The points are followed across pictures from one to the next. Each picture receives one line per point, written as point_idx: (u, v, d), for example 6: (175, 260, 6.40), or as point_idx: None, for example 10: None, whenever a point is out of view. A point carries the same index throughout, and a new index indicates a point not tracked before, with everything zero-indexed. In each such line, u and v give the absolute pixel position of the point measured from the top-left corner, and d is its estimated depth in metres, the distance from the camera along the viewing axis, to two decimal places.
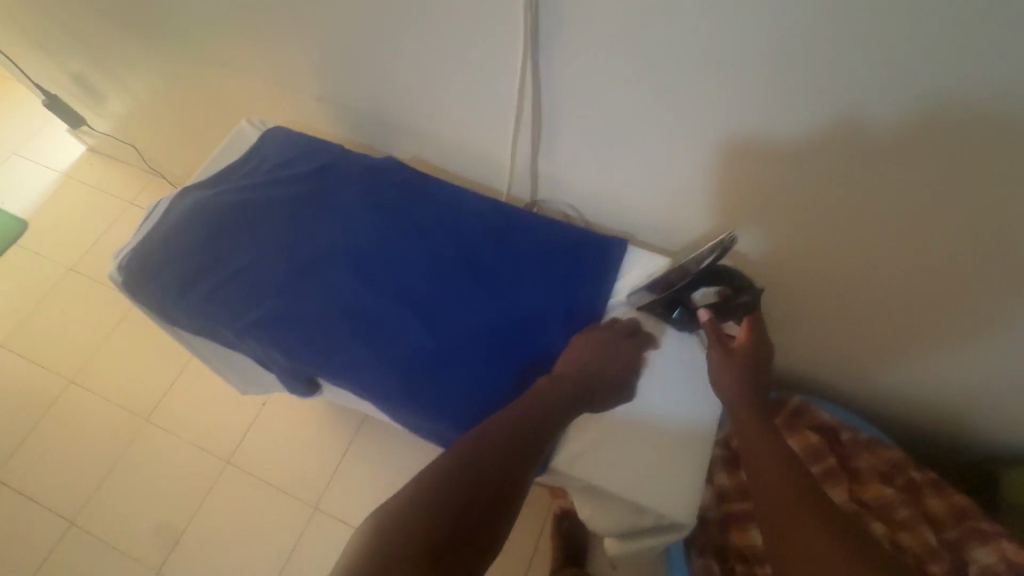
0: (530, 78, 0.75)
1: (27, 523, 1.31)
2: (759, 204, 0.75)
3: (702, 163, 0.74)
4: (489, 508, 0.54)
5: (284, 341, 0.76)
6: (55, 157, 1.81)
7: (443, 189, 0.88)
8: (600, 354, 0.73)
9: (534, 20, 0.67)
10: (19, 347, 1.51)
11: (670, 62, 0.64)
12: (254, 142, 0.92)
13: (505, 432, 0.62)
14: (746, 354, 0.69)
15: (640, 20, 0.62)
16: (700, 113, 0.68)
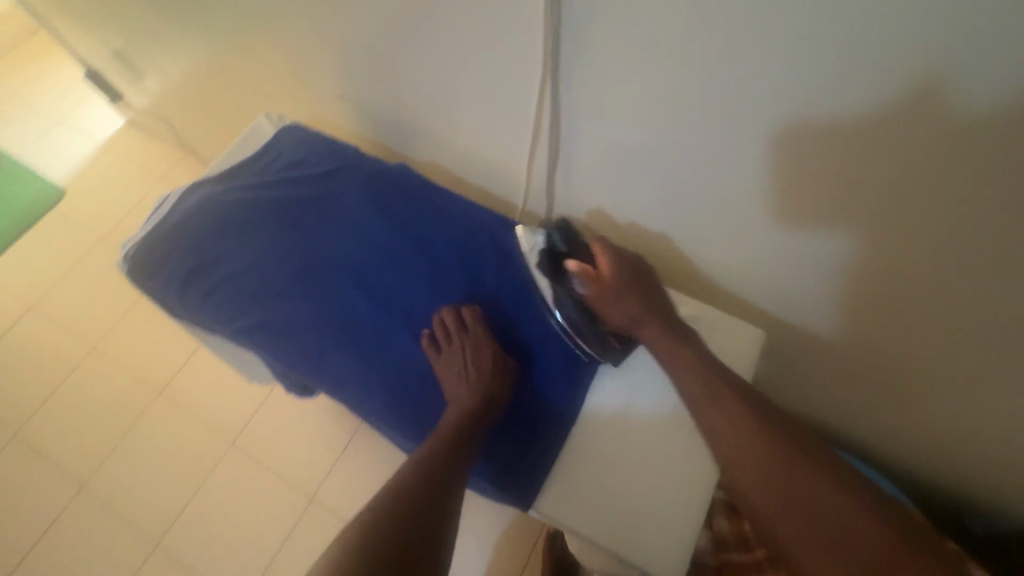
0: (549, 96, 0.73)
1: (41, 483, 1.36)
2: (778, 244, 0.72)
3: (721, 198, 0.71)
4: (427, 522, 0.58)
5: (279, 347, 0.77)
6: (96, 128, 1.85)
7: (454, 202, 0.85)
8: (472, 362, 0.70)
9: (555, 40, 0.65)
10: (47, 312, 1.56)
11: (691, 95, 0.61)
12: (269, 138, 0.91)
13: (433, 454, 0.64)
14: (628, 280, 0.72)
15: (661, 50, 0.59)
16: (721, 148, 0.65)
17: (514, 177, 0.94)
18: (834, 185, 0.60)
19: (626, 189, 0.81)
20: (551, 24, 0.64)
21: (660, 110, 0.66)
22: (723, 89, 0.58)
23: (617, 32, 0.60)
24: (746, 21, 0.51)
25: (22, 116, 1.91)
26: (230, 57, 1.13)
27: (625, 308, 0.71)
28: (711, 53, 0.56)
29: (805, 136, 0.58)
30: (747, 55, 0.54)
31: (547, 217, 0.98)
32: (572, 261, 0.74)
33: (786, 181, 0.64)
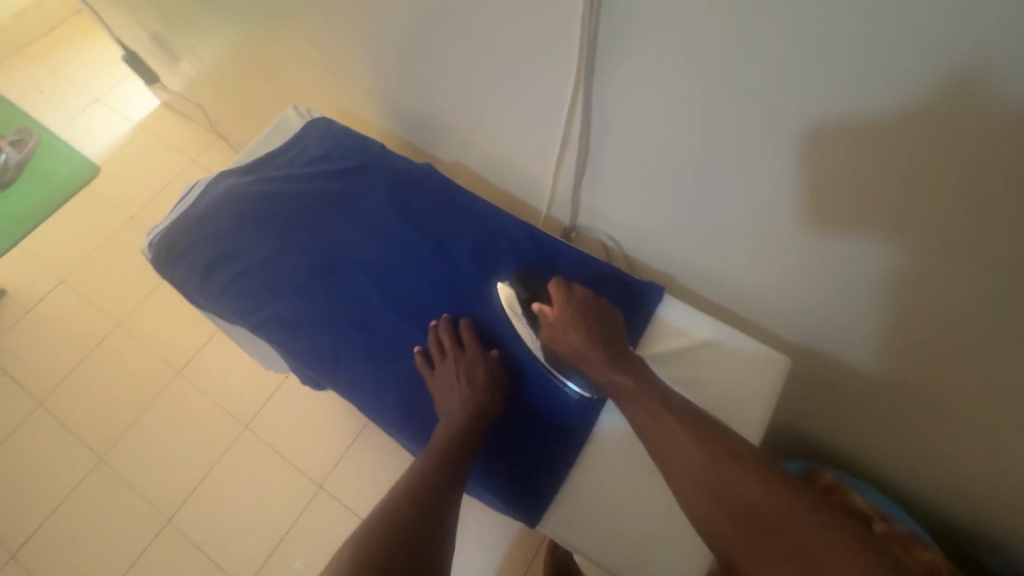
0: (581, 102, 0.73)
1: (62, 452, 1.40)
2: (810, 262, 0.70)
3: (753, 212, 0.70)
4: (425, 536, 0.59)
5: (294, 342, 0.77)
6: (131, 108, 1.89)
7: (478, 205, 0.84)
8: (466, 379, 0.70)
9: (591, 46, 0.65)
10: (76, 285, 1.60)
11: (730, 105, 0.60)
12: (297, 130, 0.91)
13: (432, 467, 0.64)
14: (577, 312, 0.69)
15: (702, 59, 0.58)
16: (756, 162, 0.64)
17: (540, 180, 0.94)
18: (870, 205, 0.59)
19: (653, 199, 0.80)
20: (588, 30, 0.63)
21: (695, 121, 0.65)
22: (764, 101, 0.57)
23: (657, 39, 0.59)
24: (794, 33, 0.50)
25: (61, 94, 1.96)
26: (263, 46, 1.13)
27: (576, 341, 0.68)
28: (755, 64, 0.55)
29: (846, 154, 0.56)
30: (793, 67, 0.53)
31: (571, 223, 0.97)
32: (534, 303, 0.73)
33: (821, 198, 0.63)
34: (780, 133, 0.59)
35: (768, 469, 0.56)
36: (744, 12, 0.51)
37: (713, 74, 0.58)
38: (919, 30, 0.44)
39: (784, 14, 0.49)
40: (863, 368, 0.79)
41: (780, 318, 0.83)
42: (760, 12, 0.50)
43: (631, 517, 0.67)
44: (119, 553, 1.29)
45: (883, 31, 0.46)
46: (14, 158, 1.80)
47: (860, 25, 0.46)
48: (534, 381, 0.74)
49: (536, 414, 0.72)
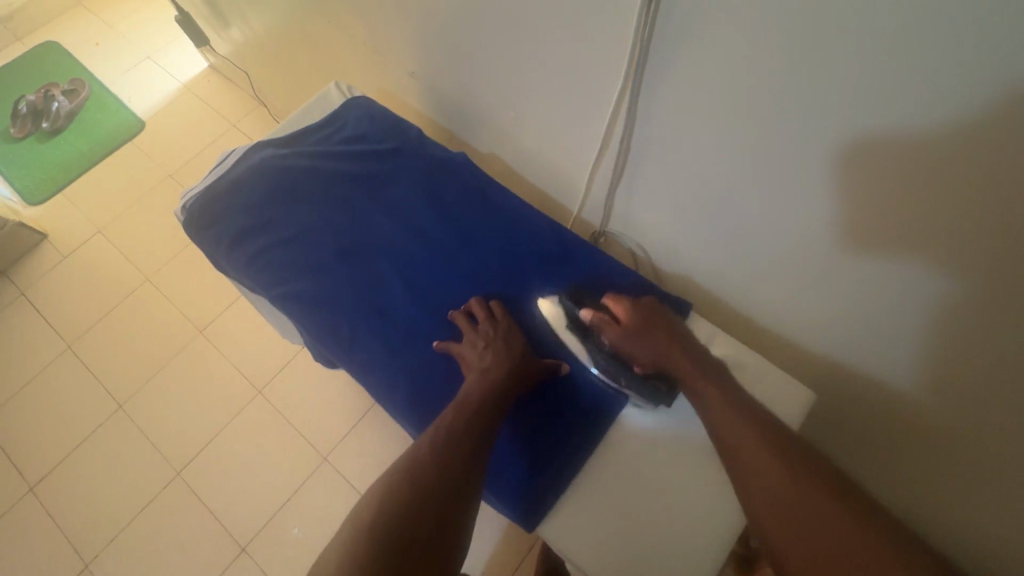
0: (627, 104, 0.71)
1: (85, 396, 1.45)
2: (849, 294, 0.67)
3: (793, 235, 0.68)
4: (444, 502, 0.58)
5: (314, 319, 0.78)
6: (179, 68, 1.93)
7: (508, 200, 0.83)
8: (500, 349, 0.70)
9: (645, 46, 0.63)
10: (113, 236, 1.65)
11: (781, 122, 0.58)
12: (337, 107, 0.91)
13: (458, 426, 0.64)
14: (643, 319, 0.70)
15: (759, 71, 0.56)
16: (802, 184, 0.62)
17: (575, 180, 0.92)
18: (918, 246, 0.56)
19: (689, 211, 0.78)
20: (644, 29, 0.61)
21: (744, 136, 0.63)
22: (819, 122, 0.55)
23: (715, 46, 0.57)
24: (862, 52, 0.48)
25: (115, 48, 2.01)
26: (312, 19, 1.13)
27: (648, 342, 0.69)
28: (814, 81, 0.52)
29: (898, 189, 0.54)
30: (855, 89, 0.50)
31: (601, 227, 0.95)
32: (585, 311, 0.73)
33: (866, 231, 0.60)
34: (831, 155, 0.57)
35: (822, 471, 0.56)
36: (809, 26, 0.49)
37: (769, 88, 0.56)
38: (999, 63, 0.41)
39: (853, 31, 0.47)
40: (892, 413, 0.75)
41: (809, 347, 0.80)
42: (827, 27, 0.48)
43: (636, 532, 0.65)
44: (129, 498, 1.33)
45: (959, 60, 0.43)
46: (66, 107, 1.85)
47: (934, 51, 0.44)
48: (548, 383, 0.73)
49: (551, 410, 0.72)
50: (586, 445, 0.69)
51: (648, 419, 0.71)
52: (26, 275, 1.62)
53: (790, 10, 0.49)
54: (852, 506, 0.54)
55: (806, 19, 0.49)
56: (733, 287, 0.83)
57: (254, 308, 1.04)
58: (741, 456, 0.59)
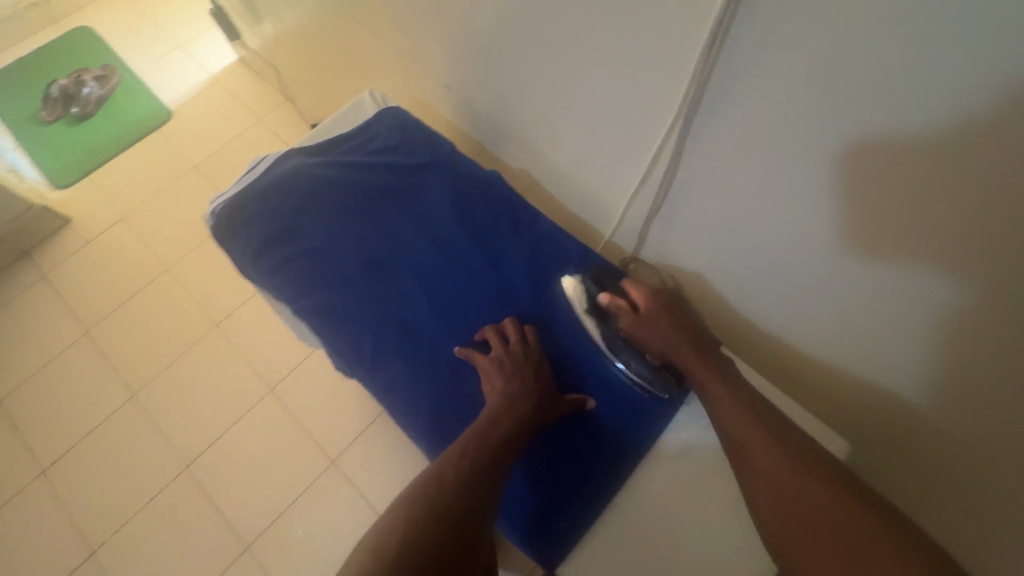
0: (675, 140, 0.70)
1: (100, 382, 1.46)
2: (892, 344, 0.65)
3: (839, 281, 0.65)
4: (463, 531, 0.57)
5: (336, 333, 0.77)
6: (209, 60, 1.93)
7: (539, 223, 0.81)
8: (526, 375, 0.68)
9: (702, 85, 0.62)
10: (135, 225, 1.66)
11: (845, 167, 0.56)
12: (369, 116, 0.90)
13: (480, 454, 0.62)
14: (661, 310, 0.71)
15: (827, 114, 0.53)
16: (859, 233, 0.59)
17: (612, 203, 0.90)
18: (978, 309, 0.54)
19: (728, 246, 0.76)
20: (705, 62, 0.59)
21: (801, 177, 0.60)
22: (887, 172, 0.52)
23: (780, 85, 0.55)
24: (945, 108, 0.45)
25: (148, 37, 2.02)
26: (348, 24, 1.13)
27: (661, 332, 0.70)
28: (887, 132, 0.50)
29: (965, 249, 0.51)
30: (931, 147, 0.48)
31: (633, 251, 0.92)
32: (603, 294, 0.73)
33: (921, 288, 0.57)
34: (893, 210, 0.54)
35: (836, 476, 0.56)
36: (889, 76, 0.47)
37: (836, 132, 0.54)
38: None
39: (937, 86, 0.44)
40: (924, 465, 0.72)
41: (841, 391, 0.77)
42: (909, 80, 0.46)
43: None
44: (136, 488, 1.34)
45: None
46: (96, 93, 1.86)
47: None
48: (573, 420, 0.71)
49: (573, 449, 0.70)
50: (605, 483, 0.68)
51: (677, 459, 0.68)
52: (48, 258, 1.63)
53: (870, 57, 0.47)
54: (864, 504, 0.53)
55: (886, 67, 0.46)
56: (769, 326, 0.81)
57: (276, 313, 1.04)
58: (750, 470, 0.60)
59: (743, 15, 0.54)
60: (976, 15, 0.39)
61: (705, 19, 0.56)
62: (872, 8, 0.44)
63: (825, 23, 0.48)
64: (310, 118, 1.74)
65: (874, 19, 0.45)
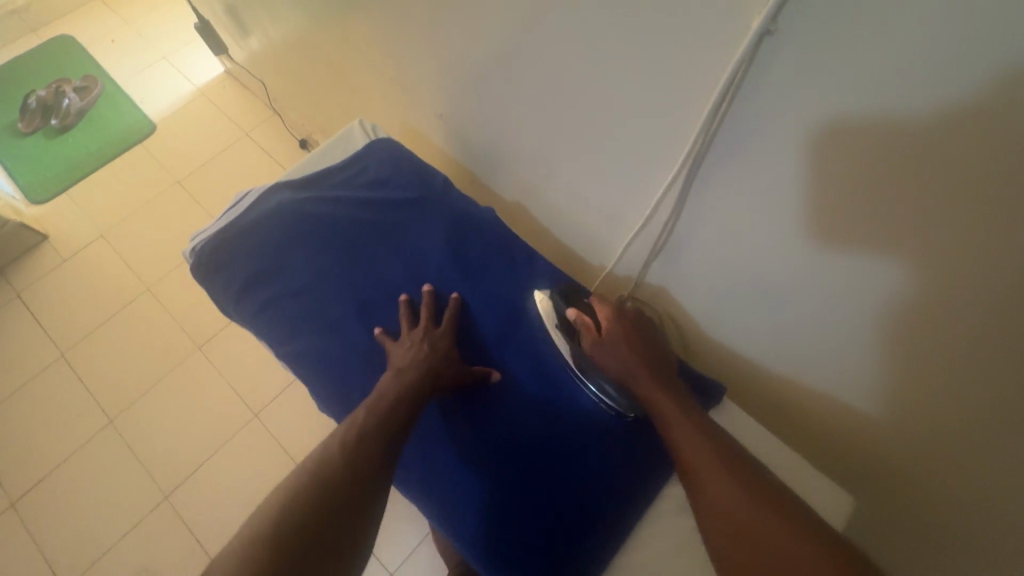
0: (678, 189, 0.69)
1: (76, 407, 1.41)
2: (892, 402, 0.64)
3: (841, 339, 0.64)
4: (345, 507, 0.56)
5: (326, 381, 0.74)
6: (194, 72, 1.89)
7: (536, 266, 0.80)
8: (425, 350, 0.71)
9: (707, 141, 0.61)
10: (115, 242, 1.61)
11: (850, 235, 0.55)
12: (359, 148, 0.88)
13: (370, 432, 0.63)
14: (623, 330, 0.70)
15: (835, 180, 0.53)
16: (861, 298, 0.59)
17: (612, 241, 0.88)
18: (983, 378, 0.53)
19: (727, 292, 0.75)
20: (713, 121, 0.59)
21: (806, 239, 0.60)
22: (892, 246, 0.52)
23: (789, 150, 0.55)
24: (952, 186, 0.45)
25: (131, 47, 1.97)
26: (337, 45, 1.11)
27: (620, 351, 0.68)
28: (892, 203, 0.50)
29: (965, 322, 0.51)
30: (937, 216, 0.47)
31: (630, 289, 0.91)
32: (571, 311, 0.74)
33: (922, 354, 0.57)
34: (898, 279, 0.54)
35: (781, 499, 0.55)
36: (902, 154, 0.46)
37: (843, 201, 0.53)
38: None
39: (950, 167, 0.44)
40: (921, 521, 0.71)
41: (837, 440, 0.76)
42: (920, 156, 0.45)
43: None
44: (112, 520, 1.28)
45: None
46: (77, 104, 1.81)
47: None
48: (570, 472, 0.69)
49: (570, 504, 0.67)
50: (523, 473, 0.69)
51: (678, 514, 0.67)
52: (23, 276, 1.57)
53: (884, 132, 0.46)
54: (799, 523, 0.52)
55: (900, 143, 0.46)
56: (766, 372, 0.80)
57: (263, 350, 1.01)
58: (693, 469, 0.59)
59: (752, 80, 0.53)
60: (993, 100, 0.39)
61: (716, 79, 0.56)
62: (889, 85, 0.44)
63: (840, 95, 0.47)
64: (298, 132, 1.70)
65: (890, 95, 0.44)
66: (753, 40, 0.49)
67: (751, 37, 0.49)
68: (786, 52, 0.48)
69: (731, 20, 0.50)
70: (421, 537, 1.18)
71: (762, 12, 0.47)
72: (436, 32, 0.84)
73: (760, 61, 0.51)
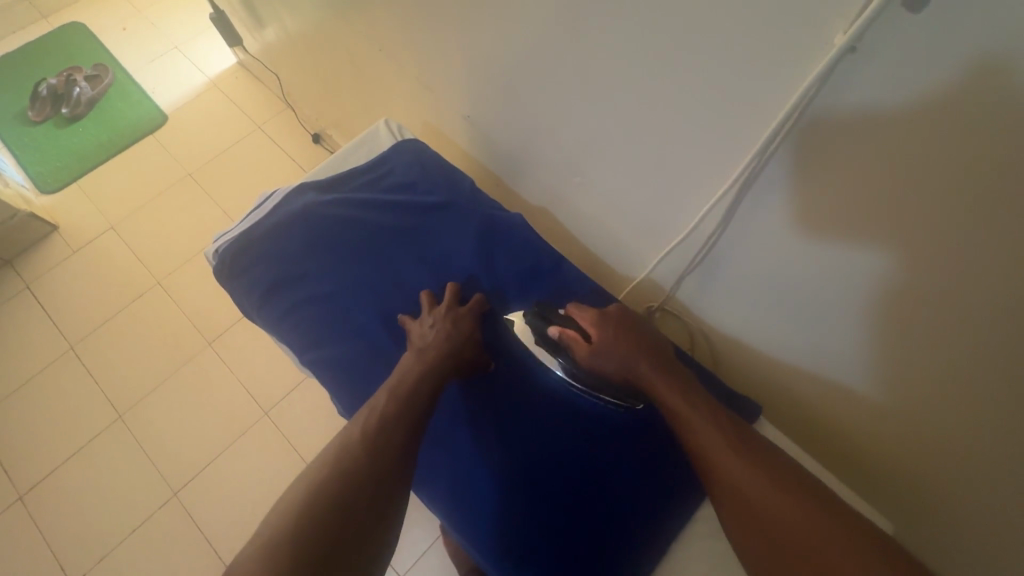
0: (725, 208, 0.66)
1: (84, 401, 1.39)
2: (946, 436, 0.61)
3: (886, 370, 0.62)
4: (374, 495, 0.55)
5: (349, 392, 0.73)
6: (207, 63, 1.87)
7: (566, 277, 0.78)
8: (446, 329, 0.69)
9: (762, 163, 0.59)
10: (126, 235, 1.59)
11: (908, 264, 0.53)
12: (385, 150, 0.87)
13: (395, 413, 0.62)
14: (619, 330, 0.68)
15: (898, 209, 0.50)
16: (915, 333, 0.56)
17: (643, 253, 0.86)
18: None
19: (762, 310, 0.73)
20: (774, 141, 0.56)
21: (857, 268, 0.58)
22: (960, 283, 0.50)
23: (854, 175, 0.52)
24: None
25: (144, 35, 1.95)
26: (358, 41, 1.08)
27: (617, 354, 0.67)
28: (962, 239, 0.47)
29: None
30: (1004, 253, 0.45)
31: (660, 301, 0.88)
32: (553, 327, 0.71)
33: (977, 387, 0.55)
34: (959, 315, 0.51)
35: (788, 477, 0.57)
36: (986, 192, 0.44)
37: (908, 233, 0.51)
38: None
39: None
40: (953, 548, 0.69)
41: (870, 463, 0.74)
42: (995, 192, 0.43)
43: None
44: (121, 516, 1.27)
45: None
46: (88, 93, 1.78)
47: None
48: (600, 485, 0.67)
49: (599, 515, 0.66)
50: (547, 468, 0.68)
51: (712, 544, 0.65)
52: (32, 267, 1.56)
53: (965, 165, 0.44)
54: (808, 500, 0.55)
55: (980, 179, 0.43)
56: (798, 393, 0.78)
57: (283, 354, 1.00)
58: (707, 462, 0.59)
59: (825, 100, 0.50)
60: None
61: (788, 94, 0.53)
62: (978, 115, 0.41)
63: (921, 125, 0.45)
64: (311, 127, 1.69)
65: (968, 129, 0.42)
66: (835, 59, 0.46)
67: (832, 55, 0.46)
68: (869, 72, 0.45)
69: (810, 32, 0.47)
70: (431, 541, 1.16)
71: (849, 28, 0.44)
72: (468, 32, 0.82)
73: (836, 81, 0.48)
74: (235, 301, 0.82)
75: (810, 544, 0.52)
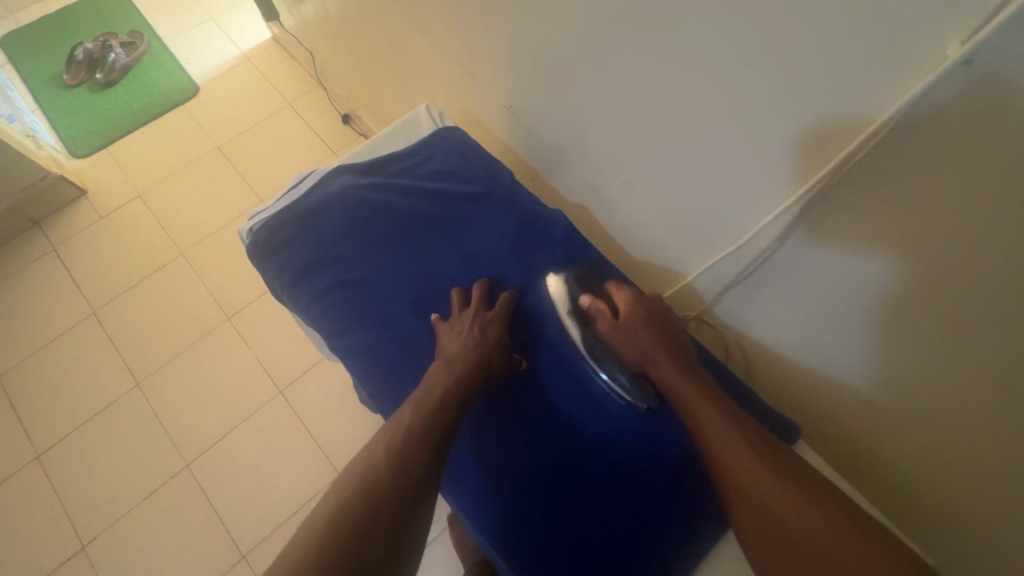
0: (783, 224, 0.63)
1: (103, 367, 1.41)
2: (1003, 480, 0.57)
3: (942, 406, 0.59)
4: (398, 513, 0.54)
5: (377, 386, 0.72)
6: (241, 36, 1.86)
7: (604, 280, 0.76)
8: (475, 336, 0.68)
9: (832, 182, 0.55)
10: (153, 205, 1.60)
11: (987, 298, 0.49)
12: (425, 137, 0.85)
13: (421, 427, 0.61)
14: (646, 314, 0.68)
15: (986, 241, 0.46)
16: (985, 374, 0.53)
17: (685, 260, 0.83)
18: None
19: (806, 331, 0.70)
20: (850, 159, 0.52)
21: (926, 303, 0.54)
22: None
23: (940, 202, 0.48)
24: None
25: (181, 5, 1.94)
26: (400, 23, 1.06)
27: (641, 333, 0.67)
28: None
29: None
30: None
31: (698, 311, 0.86)
32: (585, 296, 0.72)
33: None
34: None
35: (816, 490, 0.55)
36: None
37: (992, 270, 0.47)
38: None
39: None
40: None
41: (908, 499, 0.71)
42: None
43: None
44: (132, 483, 1.28)
45: None
46: (123, 60, 1.79)
47: None
48: (627, 507, 0.65)
49: (621, 538, 0.64)
50: (574, 486, 0.66)
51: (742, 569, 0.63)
52: (60, 230, 1.57)
53: None
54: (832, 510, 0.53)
55: None
56: (836, 419, 0.74)
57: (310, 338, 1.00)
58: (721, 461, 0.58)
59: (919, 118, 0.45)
60: None
61: (876, 110, 0.48)
62: None
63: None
64: (342, 108, 1.68)
65: None
66: (945, 73, 0.42)
67: (943, 69, 0.41)
68: (976, 91, 0.41)
69: (906, 45, 0.43)
70: (439, 532, 1.16)
71: (966, 40, 0.40)
72: (516, 18, 0.79)
73: (939, 96, 0.43)
74: (265, 281, 0.81)
75: (837, 559, 0.49)
